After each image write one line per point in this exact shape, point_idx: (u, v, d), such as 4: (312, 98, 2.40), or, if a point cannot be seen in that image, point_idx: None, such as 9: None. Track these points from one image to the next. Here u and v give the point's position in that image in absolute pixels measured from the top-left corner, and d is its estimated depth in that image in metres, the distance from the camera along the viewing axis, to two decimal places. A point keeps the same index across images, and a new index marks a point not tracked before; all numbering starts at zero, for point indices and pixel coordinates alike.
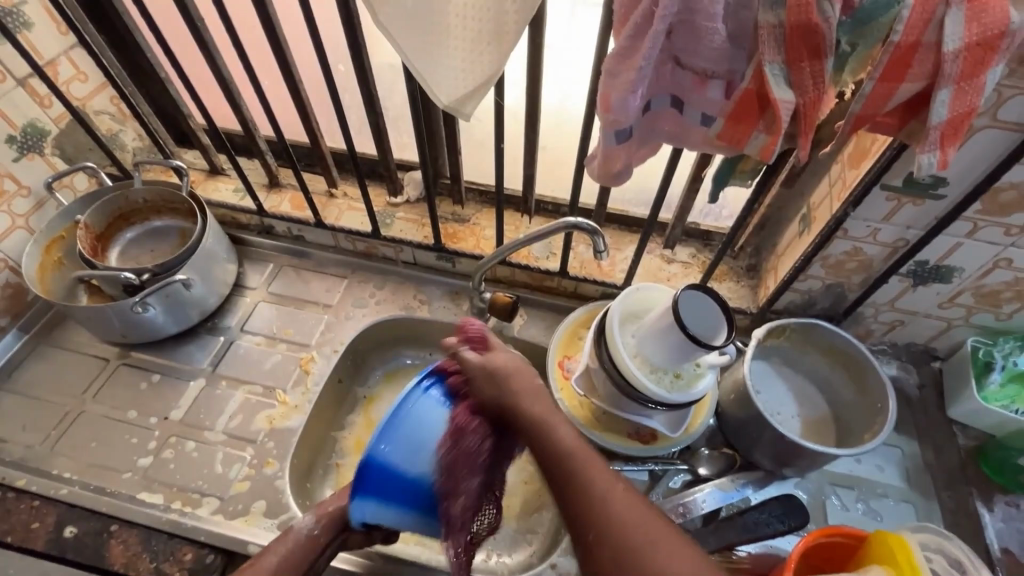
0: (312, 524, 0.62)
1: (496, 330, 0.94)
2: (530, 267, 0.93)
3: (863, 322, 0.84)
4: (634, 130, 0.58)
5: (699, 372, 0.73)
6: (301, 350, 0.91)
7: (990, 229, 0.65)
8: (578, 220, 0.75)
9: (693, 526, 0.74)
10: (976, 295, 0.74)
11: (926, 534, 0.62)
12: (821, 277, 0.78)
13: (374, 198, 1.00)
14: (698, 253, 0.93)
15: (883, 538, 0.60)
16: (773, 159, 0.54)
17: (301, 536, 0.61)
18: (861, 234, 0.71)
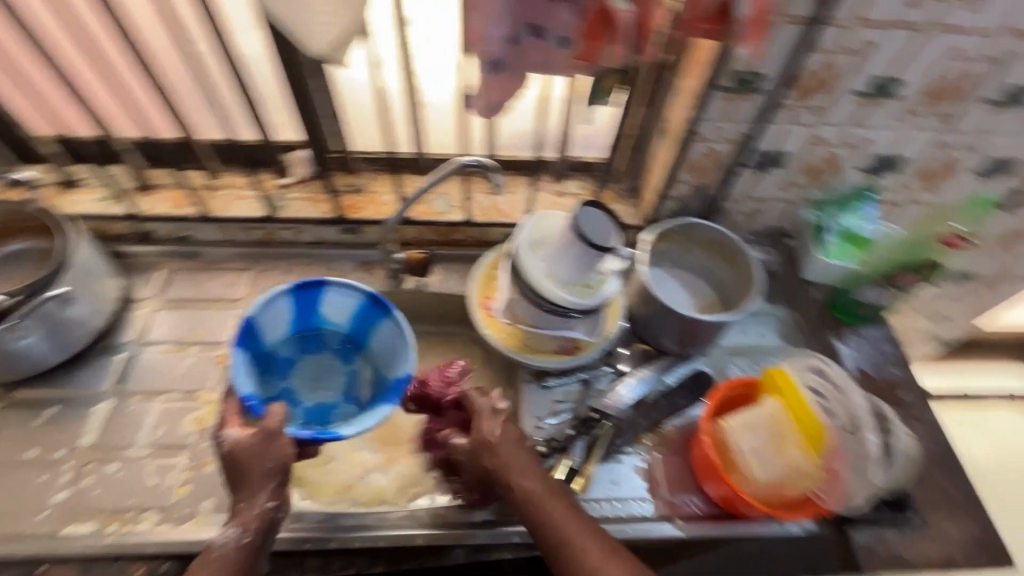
0: (239, 534, 0.63)
1: (417, 290, 0.97)
2: (434, 222, 0.97)
3: (728, 216, 0.99)
4: (506, 61, 0.63)
5: (604, 278, 0.82)
6: (216, 347, 0.88)
7: (804, 113, 0.80)
8: (472, 159, 0.79)
9: (625, 415, 0.83)
10: (804, 173, 0.90)
11: (796, 360, 0.77)
12: (689, 181, 0.91)
13: (261, 183, 0.97)
14: (586, 184, 1.02)
15: (771, 377, 0.73)
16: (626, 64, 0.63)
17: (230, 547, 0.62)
18: (710, 134, 0.82)
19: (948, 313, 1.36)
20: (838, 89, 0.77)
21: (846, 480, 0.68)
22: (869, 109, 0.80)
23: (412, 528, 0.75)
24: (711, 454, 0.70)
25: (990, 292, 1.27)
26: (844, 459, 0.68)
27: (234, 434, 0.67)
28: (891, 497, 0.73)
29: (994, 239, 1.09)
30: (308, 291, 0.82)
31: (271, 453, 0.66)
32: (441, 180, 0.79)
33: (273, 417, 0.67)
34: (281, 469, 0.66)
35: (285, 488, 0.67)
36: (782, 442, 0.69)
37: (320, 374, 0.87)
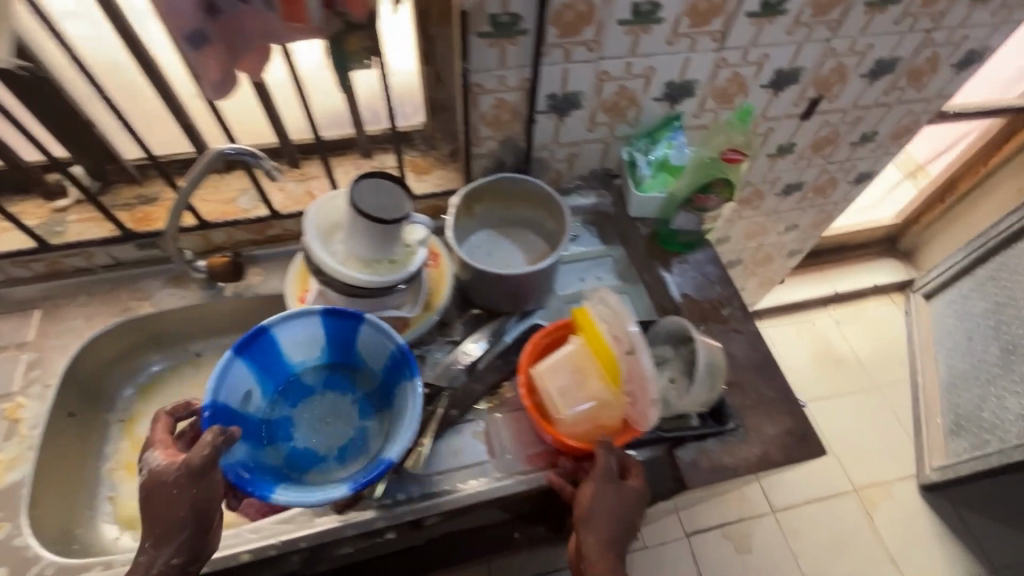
0: None
1: (237, 296, 0.91)
2: (238, 220, 0.90)
3: (548, 165, 0.98)
4: (210, 34, 0.57)
5: (410, 250, 0.79)
6: (3, 400, 0.79)
7: (578, 50, 0.79)
8: (227, 147, 0.72)
9: (460, 381, 0.82)
10: (605, 111, 0.90)
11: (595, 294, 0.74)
12: (493, 136, 0.89)
13: (32, 210, 0.87)
14: (404, 155, 0.99)
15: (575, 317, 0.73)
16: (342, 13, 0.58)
17: None
18: (493, 84, 0.80)
19: (794, 224, 1.44)
20: (601, 21, 0.76)
21: (640, 400, 0.67)
22: (640, 37, 0.79)
23: (236, 543, 0.69)
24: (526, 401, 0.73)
25: (824, 198, 1.35)
26: (637, 382, 0.67)
27: (160, 462, 0.64)
28: (708, 409, 0.77)
29: (807, 147, 1.14)
30: (341, 321, 0.77)
31: (183, 498, 0.61)
32: (199, 176, 0.72)
33: (198, 453, 0.61)
34: (191, 520, 0.61)
35: (193, 541, 0.62)
36: (583, 378, 0.70)
37: (325, 419, 0.82)
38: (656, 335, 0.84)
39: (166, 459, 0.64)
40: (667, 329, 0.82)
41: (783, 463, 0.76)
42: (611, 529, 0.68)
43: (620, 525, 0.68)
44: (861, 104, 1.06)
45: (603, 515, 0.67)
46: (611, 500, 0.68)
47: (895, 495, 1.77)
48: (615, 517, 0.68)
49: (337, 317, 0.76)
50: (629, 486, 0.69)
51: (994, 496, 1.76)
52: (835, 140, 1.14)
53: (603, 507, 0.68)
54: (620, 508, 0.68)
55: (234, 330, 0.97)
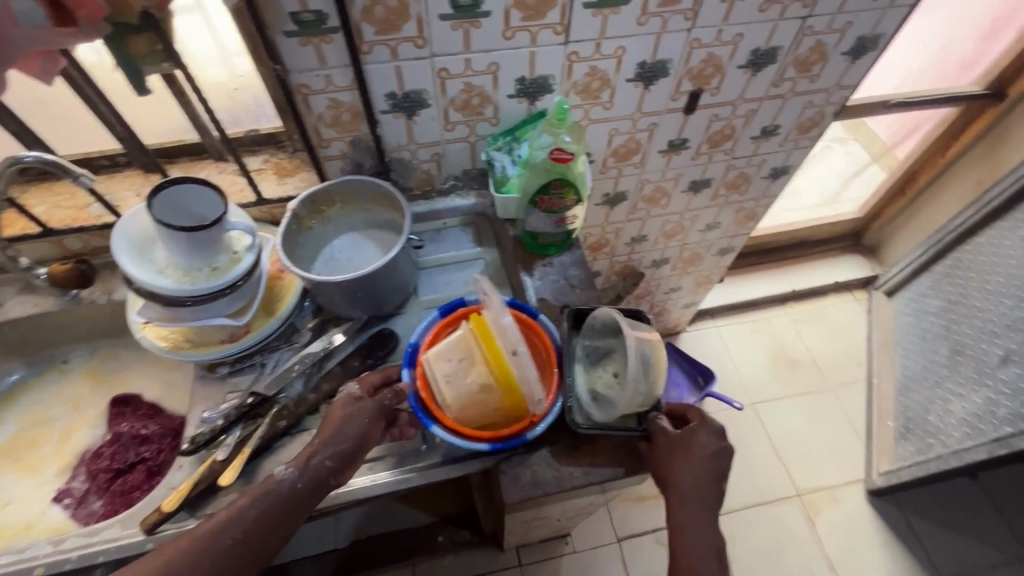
0: (296, 477, 0.64)
1: (93, 303, 0.91)
2: (88, 227, 0.89)
3: (413, 166, 0.95)
4: None
5: (236, 258, 0.77)
6: None
7: (402, 46, 0.75)
8: (31, 154, 0.71)
9: (294, 392, 0.81)
10: (458, 109, 0.87)
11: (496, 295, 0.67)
12: (339, 137, 0.86)
13: None
14: (269, 157, 0.97)
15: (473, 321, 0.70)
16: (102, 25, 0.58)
17: (284, 487, 0.64)
18: (322, 85, 0.77)
19: (716, 221, 1.39)
20: (420, 15, 0.72)
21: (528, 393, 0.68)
22: (470, 31, 0.76)
23: (36, 556, 0.69)
24: (424, 394, 0.73)
25: (741, 195, 1.30)
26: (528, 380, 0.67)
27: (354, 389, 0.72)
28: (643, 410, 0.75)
29: (704, 143, 1.09)
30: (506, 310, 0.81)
31: (354, 419, 0.68)
32: (6, 174, 0.71)
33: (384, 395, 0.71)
34: (355, 445, 0.67)
35: (349, 461, 0.67)
36: (471, 366, 0.69)
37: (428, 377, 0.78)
38: (590, 327, 0.79)
39: (359, 387, 0.72)
40: (601, 320, 0.78)
41: (614, 475, 0.73)
42: (698, 465, 0.70)
43: (705, 470, 0.70)
44: (750, 97, 1.00)
45: (690, 464, 0.69)
46: (684, 452, 0.70)
47: (841, 500, 1.71)
48: (692, 466, 0.69)
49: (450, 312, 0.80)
50: (690, 437, 0.71)
51: (946, 503, 1.69)
52: (733, 135, 1.09)
53: (672, 473, 0.69)
54: (709, 436, 0.71)
55: (100, 336, 0.97)
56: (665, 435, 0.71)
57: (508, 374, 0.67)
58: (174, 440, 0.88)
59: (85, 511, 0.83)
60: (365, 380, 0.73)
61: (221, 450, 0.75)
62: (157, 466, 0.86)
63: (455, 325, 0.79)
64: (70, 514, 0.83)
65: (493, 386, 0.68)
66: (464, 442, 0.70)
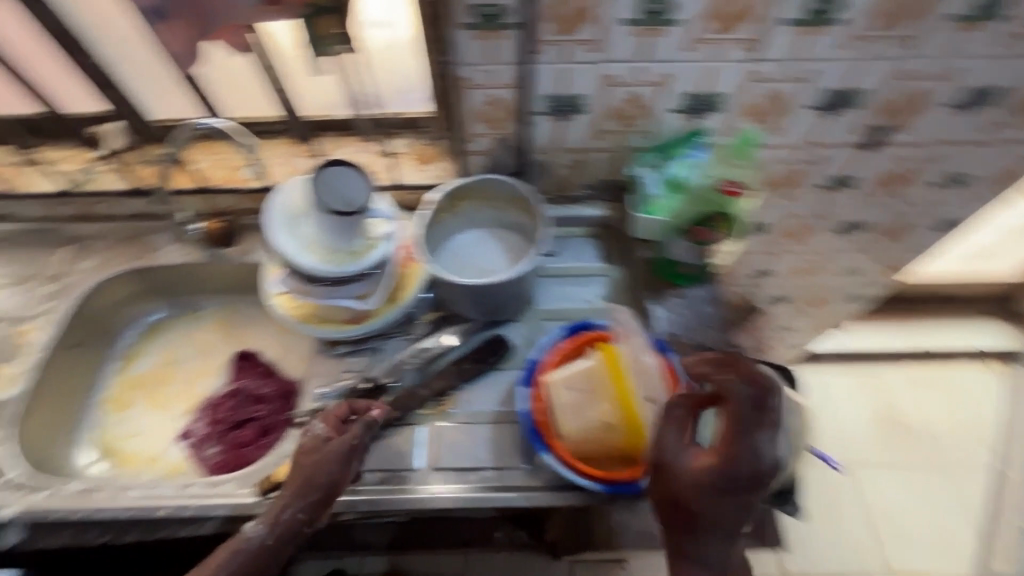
0: (264, 533, 0.66)
1: (233, 260, 0.96)
2: (241, 189, 0.94)
3: (551, 170, 0.91)
4: None
5: (371, 243, 0.77)
6: (21, 323, 0.89)
7: (575, 49, 0.71)
8: (214, 120, 0.75)
9: (406, 383, 0.81)
10: (614, 118, 0.82)
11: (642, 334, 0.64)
12: (487, 133, 0.84)
13: (73, 157, 0.96)
14: (409, 142, 0.97)
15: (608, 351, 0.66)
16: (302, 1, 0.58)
17: (254, 544, 0.65)
18: (484, 80, 0.75)
19: (857, 267, 1.24)
20: (603, 19, 0.67)
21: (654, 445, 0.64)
22: (650, 40, 0.70)
23: (160, 497, 0.73)
24: (539, 416, 0.69)
25: (895, 243, 1.15)
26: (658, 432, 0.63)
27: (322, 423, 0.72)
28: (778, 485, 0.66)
29: (872, 183, 0.96)
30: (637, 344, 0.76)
31: (299, 468, 0.68)
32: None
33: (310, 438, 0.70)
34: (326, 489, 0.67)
35: (324, 506, 0.68)
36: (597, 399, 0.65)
37: None
38: None
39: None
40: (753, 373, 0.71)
41: None
42: (735, 412, 0.56)
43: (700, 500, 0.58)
44: (945, 140, 0.87)
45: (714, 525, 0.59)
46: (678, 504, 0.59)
47: None
48: (724, 501, 0.57)
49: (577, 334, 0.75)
50: None
51: None
52: (910, 179, 0.96)
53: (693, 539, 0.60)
54: None
55: (232, 291, 1.02)
56: (675, 494, 0.60)
57: (635, 416, 0.63)
58: (286, 404, 0.92)
59: (202, 456, 0.89)
60: (331, 416, 0.73)
61: None
62: (269, 426, 0.90)
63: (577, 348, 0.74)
64: (189, 455, 0.89)
65: (619, 427, 0.64)
66: (575, 478, 0.66)
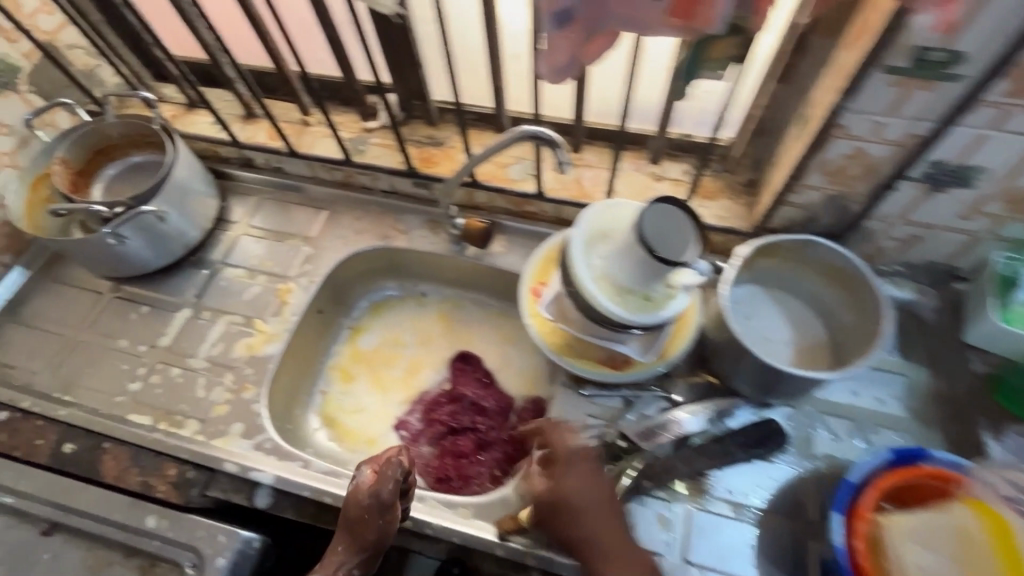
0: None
1: (476, 260, 0.92)
2: (506, 190, 0.89)
3: (872, 239, 0.75)
4: (580, 11, 0.50)
5: (671, 293, 0.67)
6: (280, 281, 0.92)
7: (1020, 116, 0.55)
8: (538, 129, 0.68)
9: (662, 452, 0.71)
10: (1006, 201, 0.64)
11: None
12: (821, 187, 0.70)
13: (347, 124, 0.97)
14: (691, 170, 0.86)
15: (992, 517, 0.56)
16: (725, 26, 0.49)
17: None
18: (864, 131, 0.61)
19: None
20: None
21: None
22: None
23: None
24: (866, 562, 0.56)
25: None
26: None
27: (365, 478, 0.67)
28: None
29: None
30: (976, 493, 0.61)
31: (371, 526, 0.66)
32: (503, 144, 0.70)
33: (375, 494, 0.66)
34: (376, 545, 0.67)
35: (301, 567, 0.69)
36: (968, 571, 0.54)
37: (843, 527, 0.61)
38: None
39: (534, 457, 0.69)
40: None
41: None
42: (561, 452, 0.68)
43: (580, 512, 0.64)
44: None
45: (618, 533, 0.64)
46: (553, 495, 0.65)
47: None
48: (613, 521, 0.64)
49: (906, 462, 0.60)
50: None
51: None
52: None
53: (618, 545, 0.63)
54: None
55: (460, 286, 0.99)
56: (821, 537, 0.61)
57: None
58: (504, 423, 0.88)
59: (416, 453, 0.88)
60: (376, 464, 0.68)
61: None
62: (485, 442, 0.87)
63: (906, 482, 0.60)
64: (403, 449, 0.88)
65: None
66: None
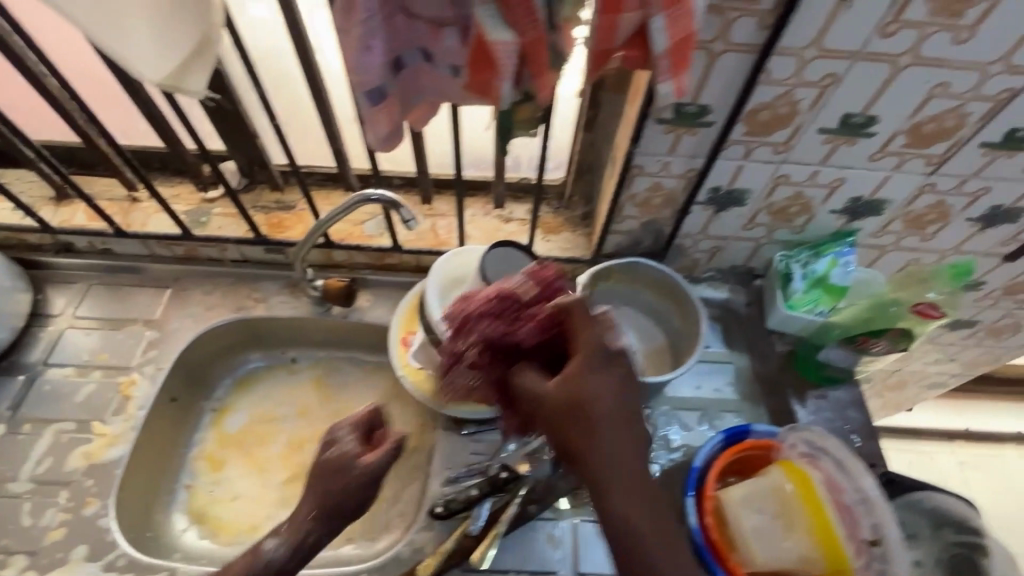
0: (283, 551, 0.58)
1: (343, 319, 0.91)
2: (364, 246, 0.90)
3: (687, 253, 0.89)
4: (391, 90, 0.55)
5: None
6: (120, 373, 0.83)
7: (761, 149, 0.69)
8: (380, 192, 0.71)
9: (544, 475, 0.75)
10: (770, 213, 0.80)
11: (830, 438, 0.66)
12: (636, 216, 0.81)
13: (184, 195, 0.92)
14: (534, 208, 0.94)
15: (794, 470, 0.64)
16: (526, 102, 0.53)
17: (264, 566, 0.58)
18: (656, 169, 0.73)
19: (950, 357, 1.22)
20: (800, 125, 0.65)
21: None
22: (839, 148, 0.68)
23: None
24: (714, 535, 0.64)
25: (995, 342, 1.14)
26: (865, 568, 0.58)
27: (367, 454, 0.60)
28: None
29: (999, 289, 0.95)
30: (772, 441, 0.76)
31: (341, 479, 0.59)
32: (345, 210, 0.72)
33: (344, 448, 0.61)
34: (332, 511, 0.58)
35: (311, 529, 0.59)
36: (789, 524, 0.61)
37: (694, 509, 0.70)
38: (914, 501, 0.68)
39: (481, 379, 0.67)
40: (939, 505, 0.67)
41: None
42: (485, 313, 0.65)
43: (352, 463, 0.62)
44: None
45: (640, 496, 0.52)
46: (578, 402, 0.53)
47: None
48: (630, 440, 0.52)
49: (736, 439, 0.71)
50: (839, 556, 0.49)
51: None
52: None
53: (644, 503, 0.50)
54: None
55: (331, 347, 0.97)
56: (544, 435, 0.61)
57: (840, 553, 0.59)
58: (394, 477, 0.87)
59: None
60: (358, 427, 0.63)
61: (471, 524, 0.70)
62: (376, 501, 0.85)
63: (740, 457, 0.70)
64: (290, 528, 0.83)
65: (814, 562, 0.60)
66: None
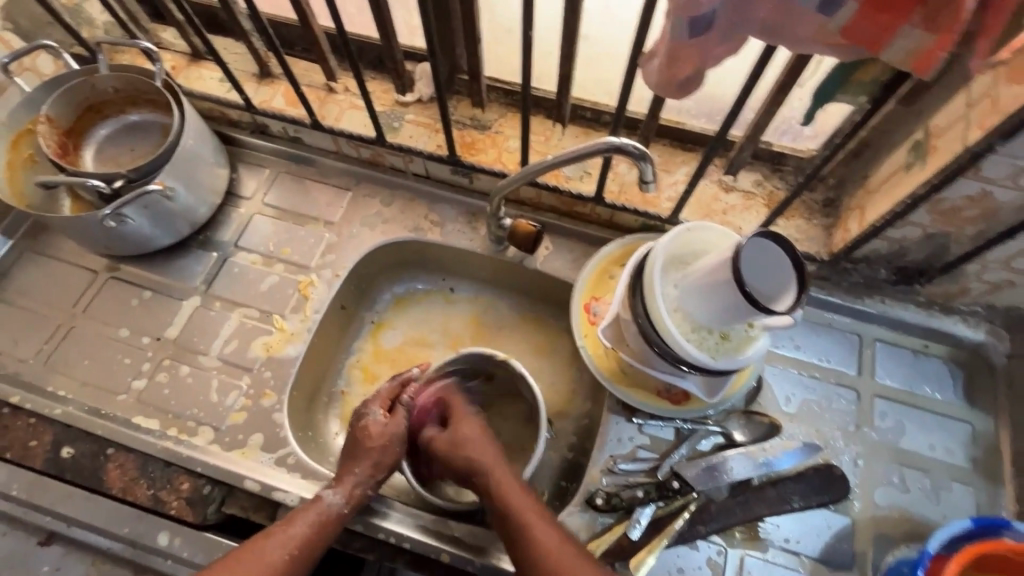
0: (342, 503, 0.64)
1: (518, 263, 0.83)
2: (560, 189, 0.79)
3: (960, 280, 0.70)
4: (721, 15, 0.40)
5: (751, 335, 0.61)
6: (300, 272, 0.83)
7: None
8: (624, 140, 0.57)
9: (718, 495, 0.66)
10: None
11: None
12: (924, 224, 0.63)
13: (379, 95, 0.86)
14: (764, 181, 0.77)
15: None
16: (926, 68, 0.40)
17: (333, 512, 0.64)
18: (998, 175, 0.54)
19: None
20: None
21: None
22: None
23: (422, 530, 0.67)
24: None
25: None
26: None
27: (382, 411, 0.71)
28: None
29: None
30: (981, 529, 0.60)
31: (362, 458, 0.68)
32: (580, 157, 0.60)
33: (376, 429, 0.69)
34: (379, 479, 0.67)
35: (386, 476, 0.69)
36: None
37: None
38: None
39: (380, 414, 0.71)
40: None
41: None
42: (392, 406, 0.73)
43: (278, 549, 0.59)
44: None
45: (516, 503, 0.63)
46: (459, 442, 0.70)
47: None
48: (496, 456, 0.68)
49: (981, 533, 0.57)
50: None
51: None
52: None
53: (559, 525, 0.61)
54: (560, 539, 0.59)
55: (494, 285, 0.90)
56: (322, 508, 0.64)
57: None
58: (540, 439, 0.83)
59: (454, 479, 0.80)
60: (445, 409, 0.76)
61: (631, 527, 0.65)
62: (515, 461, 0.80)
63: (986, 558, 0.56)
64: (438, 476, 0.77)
65: None
66: None
